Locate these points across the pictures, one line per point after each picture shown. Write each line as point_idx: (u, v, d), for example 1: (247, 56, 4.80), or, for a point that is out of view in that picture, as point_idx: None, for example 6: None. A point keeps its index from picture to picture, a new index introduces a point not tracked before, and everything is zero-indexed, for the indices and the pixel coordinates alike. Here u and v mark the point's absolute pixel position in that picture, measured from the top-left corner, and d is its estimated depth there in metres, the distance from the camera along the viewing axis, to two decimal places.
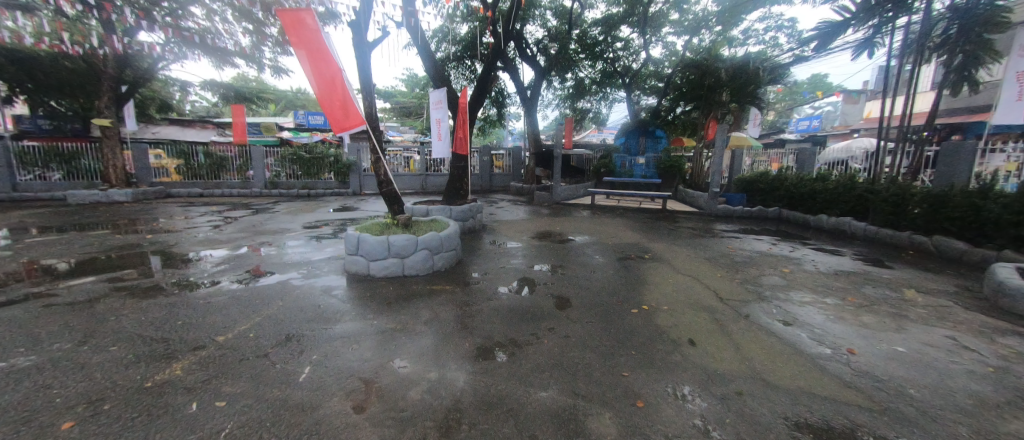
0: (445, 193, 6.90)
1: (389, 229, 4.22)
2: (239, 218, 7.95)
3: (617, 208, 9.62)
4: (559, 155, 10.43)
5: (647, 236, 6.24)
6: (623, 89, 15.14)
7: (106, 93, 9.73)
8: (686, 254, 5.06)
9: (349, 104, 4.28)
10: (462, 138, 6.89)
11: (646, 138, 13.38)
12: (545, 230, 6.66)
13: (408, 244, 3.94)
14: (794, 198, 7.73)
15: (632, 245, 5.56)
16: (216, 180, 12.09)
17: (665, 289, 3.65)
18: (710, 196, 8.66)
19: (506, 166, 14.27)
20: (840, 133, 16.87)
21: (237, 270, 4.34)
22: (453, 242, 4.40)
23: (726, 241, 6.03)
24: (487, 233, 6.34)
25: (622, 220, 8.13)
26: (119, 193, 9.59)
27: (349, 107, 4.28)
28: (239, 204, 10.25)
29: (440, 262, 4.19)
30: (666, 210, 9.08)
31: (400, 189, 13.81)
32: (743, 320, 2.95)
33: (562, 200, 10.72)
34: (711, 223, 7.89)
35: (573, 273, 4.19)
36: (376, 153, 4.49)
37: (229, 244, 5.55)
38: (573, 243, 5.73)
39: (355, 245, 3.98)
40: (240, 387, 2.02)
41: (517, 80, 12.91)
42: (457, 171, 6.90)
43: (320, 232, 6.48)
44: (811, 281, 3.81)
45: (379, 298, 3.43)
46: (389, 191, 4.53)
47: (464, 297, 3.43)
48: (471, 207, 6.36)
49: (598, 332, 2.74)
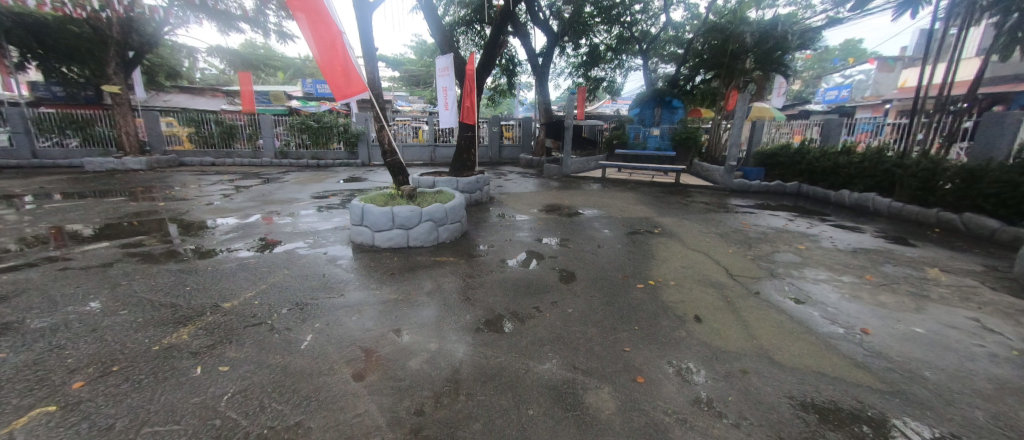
0: (452, 164, 6.80)
1: (393, 200, 4.17)
2: (250, 187, 8.04)
3: (628, 181, 9.39)
4: (570, 126, 10.08)
5: (657, 211, 6.09)
6: (639, 56, 14.48)
7: (114, 58, 9.64)
8: (697, 229, 4.94)
9: (350, 70, 4.15)
10: (469, 107, 6.68)
11: (661, 109, 13.21)
12: (553, 204, 6.56)
13: (413, 215, 3.91)
14: (815, 172, 7.42)
15: (641, 219, 5.45)
16: (227, 149, 12.13)
17: (674, 265, 3.56)
18: (726, 169, 8.33)
19: (515, 136, 13.91)
20: (869, 104, 16.03)
21: (245, 239, 4.39)
22: (459, 214, 4.36)
23: (740, 216, 5.85)
24: (494, 205, 6.28)
25: (633, 193, 7.95)
26: (133, 161, 9.75)
27: (350, 73, 4.15)
28: (251, 174, 10.35)
29: (445, 233, 4.17)
30: (679, 184, 8.84)
31: (408, 160, 13.73)
32: (753, 297, 2.86)
33: (572, 172, 10.50)
34: (724, 198, 7.67)
35: (580, 246, 4.13)
36: (379, 120, 4.37)
37: (239, 212, 5.61)
38: (581, 216, 5.65)
39: (360, 215, 3.96)
40: (243, 352, 2.04)
41: (528, 46, 12.40)
42: (464, 141, 6.76)
43: (328, 202, 6.49)
44: (827, 258, 3.68)
45: (383, 268, 3.44)
46: (394, 161, 4.46)
47: (468, 270, 3.40)
48: (478, 179, 6.27)
49: (602, 306, 2.69)
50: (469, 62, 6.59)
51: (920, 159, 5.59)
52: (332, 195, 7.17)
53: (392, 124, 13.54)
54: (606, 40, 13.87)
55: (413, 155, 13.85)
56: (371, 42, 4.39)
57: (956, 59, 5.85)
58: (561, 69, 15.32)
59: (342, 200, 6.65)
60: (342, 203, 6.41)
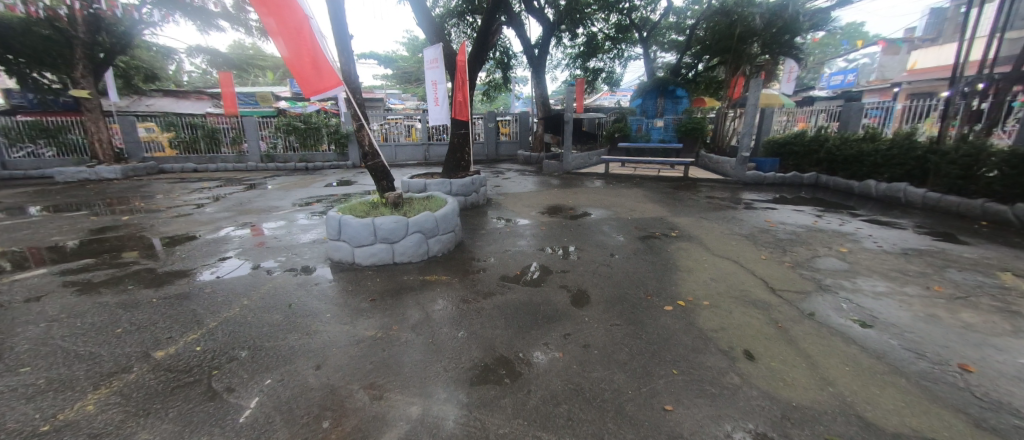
0: (444, 164, 6.27)
1: (376, 210, 3.65)
2: (229, 195, 7.49)
3: (633, 177, 8.86)
4: (570, 120, 9.51)
5: (670, 209, 5.59)
6: (639, 44, 13.91)
7: (81, 60, 9.02)
8: (719, 230, 4.43)
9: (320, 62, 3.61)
10: (462, 102, 6.13)
11: (664, 99, 12.10)
12: (555, 204, 6.05)
13: (399, 226, 3.39)
14: (836, 161, 6.91)
15: (654, 219, 4.95)
16: (210, 154, 11.54)
17: (702, 277, 3.05)
18: (739, 161, 7.80)
19: (512, 132, 13.35)
20: (877, 87, 15.51)
21: (209, 257, 3.84)
22: (453, 222, 3.85)
23: (761, 213, 5.34)
24: (491, 208, 5.77)
25: (639, 190, 7.45)
26: (107, 170, 9.19)
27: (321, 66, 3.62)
28: (234, 180, 9.82)
29: (437, 245, 3.65)
30: (687, 178, 8.32)
31: (402, 160, 13.19)
32: (807, 319, 2.35)
33: (573, 169, 9.97)
34: (738, 193, 7.17)
35: (591, 256, 3.61)
36: (356, 119, 3.82)
37: (209, 225, 5.08)
38: (587, 218, 5.14)
39: (338, 229, 3.44)
40: (160, 433, 1.52)
41: (523, 37, 11.80)
42: (457, 139, 6.23)
43: (312, 210, 5.95)
44: (879, 263, 3.17)
45: (363, 292, 2.91)
46: (376, 164, 3.92)
47: (462, 291, 2.89)
48: (473, 180, 5.74)
49: (626, 339, 2.17)
50: (460, 51, 6.03)
51: (958, 145, 5.10)
52: (316, 202, 6.63)
53: (384, 123, 12.96)
54: (604, 29, 13.33)
55: (406, 155, 13.29)
56: (345, 28, 3.83)
57: (996, 31, 5.34)
58: (558, 60, 14.76)
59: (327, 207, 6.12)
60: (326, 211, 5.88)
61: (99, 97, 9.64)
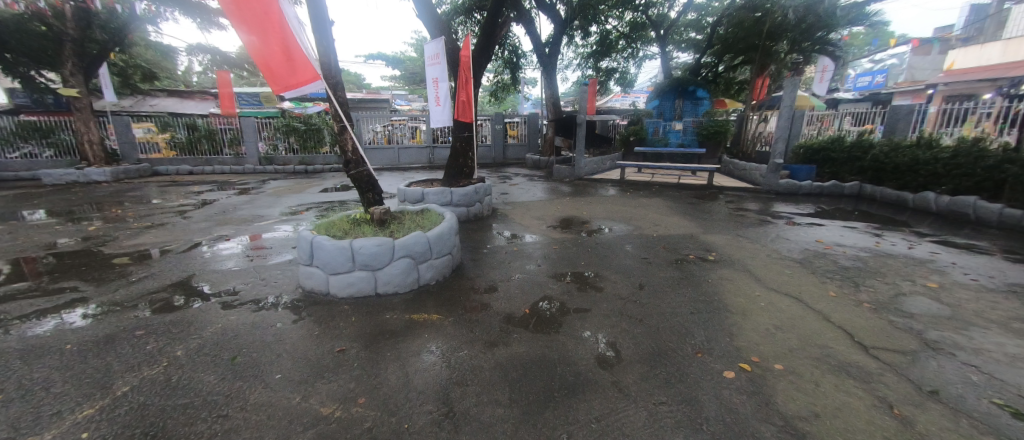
0: (446, 171, 5.68)
1: (358, 228, 3.07)
2: (218, 201, 6.99)
3: (651, 184, 8.19)
4: (583, 122, 8.85)
5: (699, 224, 4.93)
6: (656, 43, 13.25)
7: (71, 57, 8.62)
8: (765, 252, 3.75)
9: (296, 54, 3.05)
10: (464, 101, 5.55)
11: (683, 100, 10.98)
12: (568, 216, 5.44)
13: (384, 250, 2.78)
14: (885, 170, 6.21)
15: (684, 238, 4.30)
16: (207, 155, 11.12)
17: (761, 322, 2.39)
18: (770, 168, 7.07)
19: (521, 135, 12.76)
20: (909, 89, 14.70)
21: (164, 279, 3.27)
22: (450, 242, 3.24)
23: (807, 230, 4.64)
24: (496, 221, 5.17)
25: (660, 199, 6.79)
26: (97, 172, 8.79)
27: (296, 58, 3.06)
28: (229, 184, 9.39)
29: (431, 270, 3.05)
30: (712, 185, 7.63)
31: (406, 163, 12.71)
32: (933, 403, 1.67)
33: (585, 175, 9.34)
34: (770, 204, 6.46)
35: (615, 287, 2.98)
36: (337, 118, 3.27)
37: (181, 236, 4.54)
38: (605, 235, 4.51)
39: (310, 253, 2.84)
40: None
41: (533, 34, 11.21)
42: (460, 143, 5.64)
43: (299, 220, 5.39)
44: (990, 308, 2.48)
45: (332, 337, 2.32)
46: (359, 173, 3.32)
47: (456, 339, 2.27)
48: (476, 189, 5.16)
49: (683, 433, 1.52)
50: (464, 45, 5.45)
51: None
52: (307, 210, 6.09)
53: (387, 124, 12.40)
54: (618, 27, 12.72)
55: (410, 157, 12.78)
56: (325, 11, 3.25)
57: None
58: (569, 60, 14.15)
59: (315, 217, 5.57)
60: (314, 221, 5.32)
61: (90, 96, 9.26)
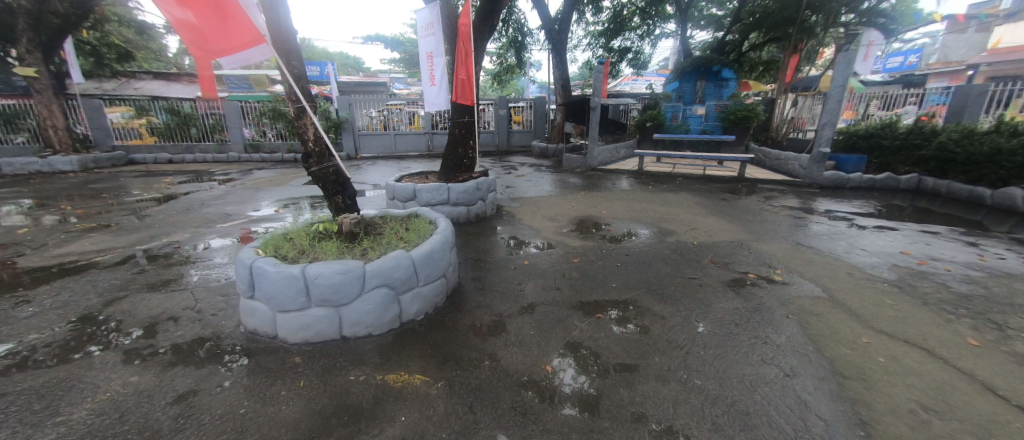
0: (443, 163, 4.87)
1: (320, 245, 2.29)
2: (188, 195, 6.24)
3: (673, 175, 7.36)
4: (597, 106, 7.96)
5: (744, 228, 4.13)
6: (673, 20, 12.22)
7: (26, 32, 7.73)
8: (843, 269, 2.95)
9: (228, 18, 2.20)
10: (464, 80, 4.69)
11: (706, 81, 9.99)
12: (586, 216, 4.67)
13: (350, 279, 2.01)
14: (955, 161, 5.41)
15: (733, 247, 3.49)
16: (188, 142, 10.34)
17: (901, 399, 1.60)
18: (813, 158, 6.20)
19: (526, 121, 11.88)
20: (947, 70, 13.74)
21: (74, 306, 2.51)
22: (443, 262, 2.47)
23: (878, 235, 3.85)
24: (502, 222, 4.41)
25: (687, 194, 5.99)
26: (62, 161, 8.06)
27: (230, 22, 2.22)
28: (208, 174, 8.67)
29: (417, 302, 2.28)
30: (743, 177, 6.79)
31: (403, 151, 11.92)
32: None
33: (599, 165, 8.51)
34: (815, 201, 5.64)
35: (667, 326, 2.19)
36: (293, 97, 2.45)
37: (124, 241, 3.78)
38: (634, 242, 3.74)
39: (249, 282, 2.06)
40: None
41: (541, 9, 10.20)
42: (459, 129, 4.80)
43: (276, 219, 4.66)
44: None
45: (261, 419, 1.55)
46: (323, 170, 2.51)
47: (447, 428, 1.49)
48: (478, 184, 4.39)
49: None
50: (463, 11, 4.59)
51: None
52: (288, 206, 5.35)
53: (383, 109, 11.51)
54: (632, 2, 11.73)
55: (408, 145, 11.95)
56: None
57: None
58: (579, 39, 13.13)
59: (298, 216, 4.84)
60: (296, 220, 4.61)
61: (51, 76, 8.41)
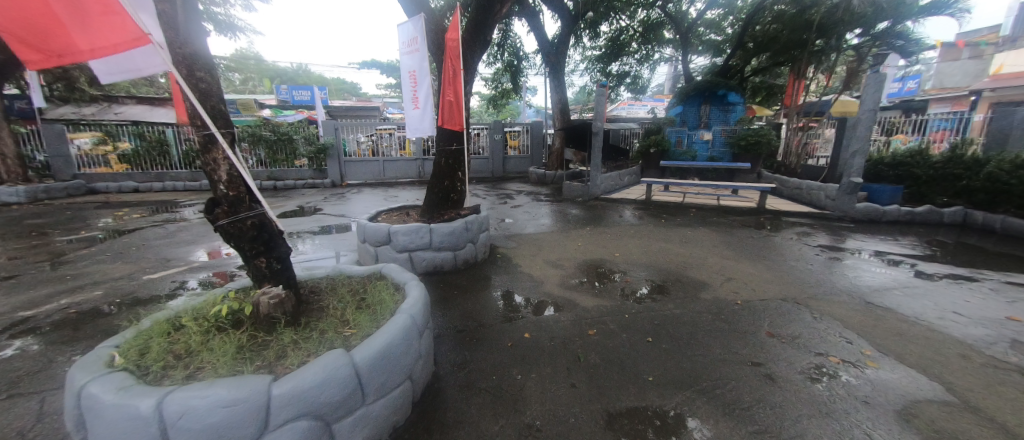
0: (426, 197, 4.14)
1: (216, 339, 1.51)
2: (136, 233, 5.45)
3: (685, 206, 6.72)
4: (599, 131, 7.39)
5: (790, 278, 3.40)
6: (671, 44, 12.00)
7: None
8: (952, 350, 2.21)
9: (107, 10, 1.50)
10: (451, 101, 4.04)
11: (710, 105, 9.56)
12: (596, 259, 3.93)
13: (243, 415, 1.22)
14: (1011, 194, 4.79)
15: (791, 309, 2.73)
16: (158, 170, 9.62)
17: None
18: (844, 188, 5.56)
19: (522, 146, 11.34)
20: (948, 96, 13.56)
21: None
22: (406, 359, 1.69)
23: (960, 288, 3.12)
24: (496, 270, 3.67)
25: (706, 229, 5.30)
26: (7, 192, 7.28)
27: (110, 17, 1.51)
28: (175, 205, 7.93)
29: (361, 431, 1.48)
30: (764, 209, 6.14)
31: (393, 178, 11.27)
32: None
33: (602, 193, 7.87)
34: (853, 238, 4.96)
35: None
36: (197, 121, 1.72)
37: (12, 302, 2.96)
38: (661, 299, 2.97)
39: (80, 418, 1.27)
40: None
41: (537, 33, 9.83)
42: (445, 158, 4.11)
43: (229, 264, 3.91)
44: None
45: None
46: (237, 223, 1.73)
47: None
48: (466, 224, 3.65)
49: None
50: (451, 25, 3.98)
51: None
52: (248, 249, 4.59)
53: (372, 134, 10.93)
54: (630, 26, 11.44)
55: (397, 171, 11.30)
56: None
57: None
58: (576, 64, 12.85)
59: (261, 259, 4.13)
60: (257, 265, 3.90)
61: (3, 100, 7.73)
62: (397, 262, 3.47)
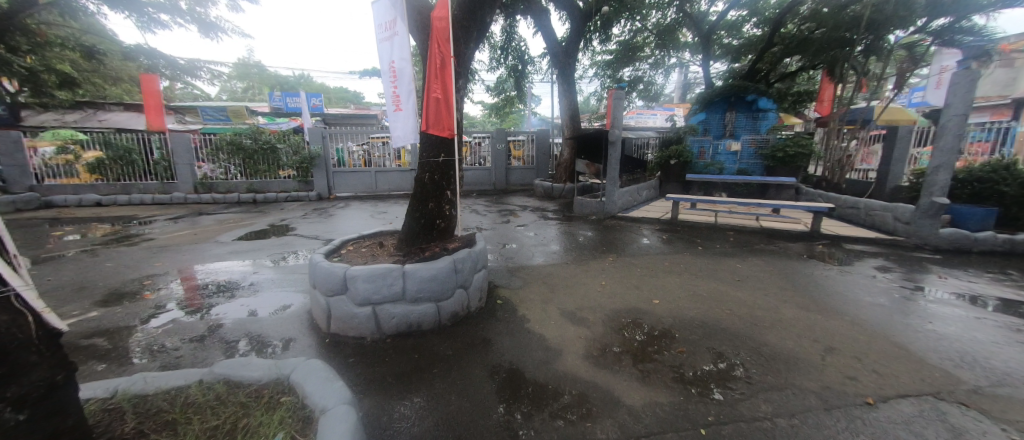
0: (404, 225, 3.14)
1: None
2: (60, 259, 4.53)
3: (720, 228, 5.73)
4: (617, 140, 6.43)
5: (914, 347, 2.37)
6: (688, 48, 11.12)
7: None
8: None
9: None
10: (438, 99, 3.02)
11: (736, 112, 8.45)
12: (630, 309, 2.92)
13: None
14: None
15: (967, 423, 1.70)
16: (126, 181, 8.78)
17: None
18: (924, 209, 4.54)
19: (527, 156, 10.41)
20: (988, 104, 12.47)
21: None
22: None
23: None
24: (494, 328, 2.66)
25: (755, 260, 4.29)
26: None
27: None
28: (135, 222, 7.09)
29: None
30: (818, 233, 5.14)
31: (386, 190, 10.35)
32: None
33: (619, 211, 6.90)
34: (946, 273, 3.94)
35: None
36: None
37: None
38: (745, 389, 1.95)
39: None
40: None
41: (544, 32, 8.97)
42: (430, 174, 3.12)
43: (151, 313, 3.00)
44: None
45: None
46: None
47: None
48: (453, 264, 2.65)
49: None
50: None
51: None
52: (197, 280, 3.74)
53: (364, 142, 10.05)
54: (643, 29, 10.60)
55: (391, 182, 10.33)
56: None
57: None
58: (584, 69, 12.03)
59: (204, 298, 3.28)
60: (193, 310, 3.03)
61: None
62: (357, 320, 2.48)
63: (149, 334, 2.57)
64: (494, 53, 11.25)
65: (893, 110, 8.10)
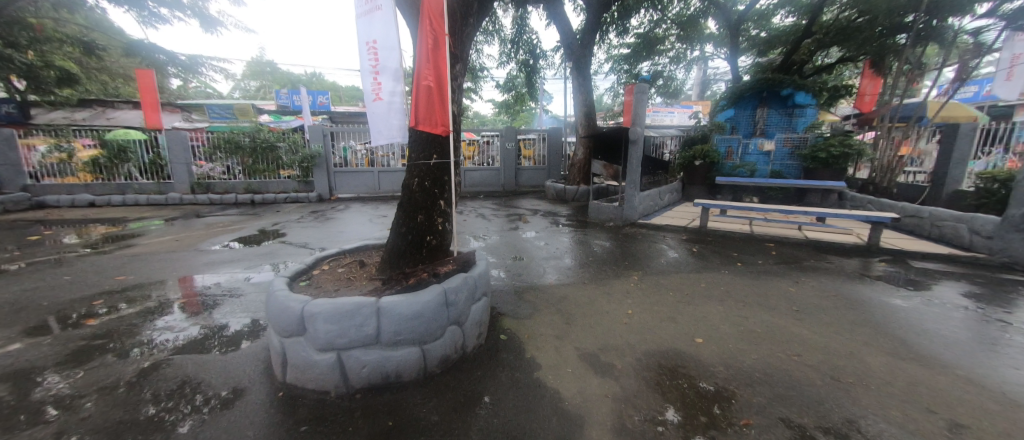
0: (387, 241, 2.57)
1: None
2: (19, 268, 4.09)
3: (758, 239, 5.04)
4: (639, 138, 5.76)
5: None
6: (712, 40, 10.35)
7: None
8: None
9: None
10: (429, 88, 2.43)
11: (768, 108, 7.72)
12: (667, 351, 2.31)
13: None
14: None
15: None
16: (121, 181, 8.49)
17: None
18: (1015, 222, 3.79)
19: (538, 156, 9.79)
20: None
21: None
22: None
23: None
24: (494, 378, 2.08)
25: (809, 281, 3.61)
26: None
27: None
28: (123, 224, 6.73)
29: None
30: (877, 248, 4.42)
31: (389, 191, 9.86)
32: None
33: (639, 217, 6.25)
34: None
35: None
36: None
37: None
38: None
39: None
40: None
41: (557, 23, 8.33)
42: (420, 180, 2.56)
43: (84, 343, 2.49)
44: None
45: None
46: None
47: None
48: (443, 294, 2.08)
49: None
50: None
51: None
52: (158, 297, 3.27)
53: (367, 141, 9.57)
54: (664, 19, 9.89)
55: (394, 183, 9.84)
56: None
57: None
58: (600, 64, 11.36)
59: (157, 322, 2.78)
60: (138, 338, 2.54)
61: None
62: (318, 369, 1.92)
63: (64, 378, 2.05)
64: (504, 46, 10.66)
65: (950, 106, 7.24)
